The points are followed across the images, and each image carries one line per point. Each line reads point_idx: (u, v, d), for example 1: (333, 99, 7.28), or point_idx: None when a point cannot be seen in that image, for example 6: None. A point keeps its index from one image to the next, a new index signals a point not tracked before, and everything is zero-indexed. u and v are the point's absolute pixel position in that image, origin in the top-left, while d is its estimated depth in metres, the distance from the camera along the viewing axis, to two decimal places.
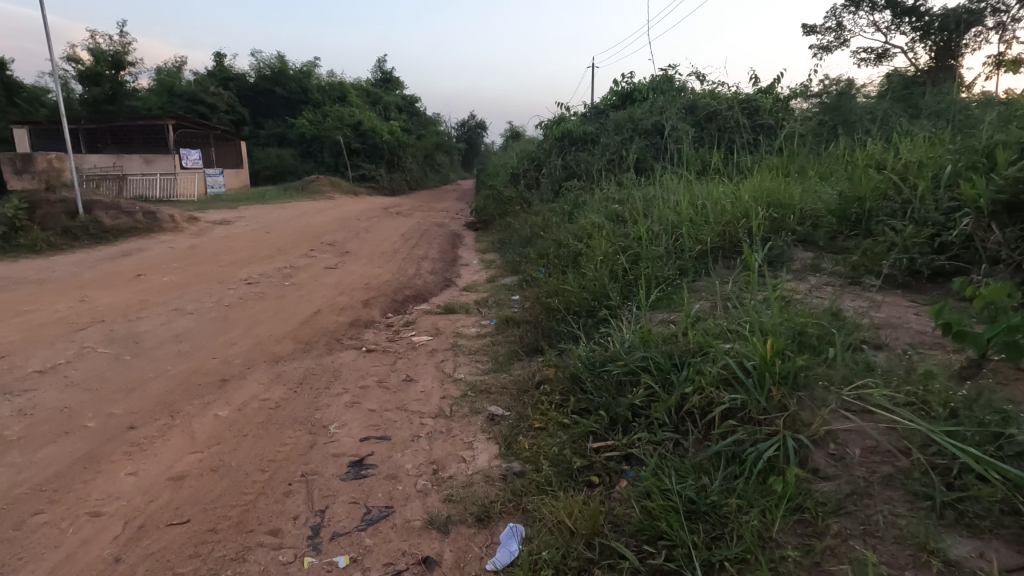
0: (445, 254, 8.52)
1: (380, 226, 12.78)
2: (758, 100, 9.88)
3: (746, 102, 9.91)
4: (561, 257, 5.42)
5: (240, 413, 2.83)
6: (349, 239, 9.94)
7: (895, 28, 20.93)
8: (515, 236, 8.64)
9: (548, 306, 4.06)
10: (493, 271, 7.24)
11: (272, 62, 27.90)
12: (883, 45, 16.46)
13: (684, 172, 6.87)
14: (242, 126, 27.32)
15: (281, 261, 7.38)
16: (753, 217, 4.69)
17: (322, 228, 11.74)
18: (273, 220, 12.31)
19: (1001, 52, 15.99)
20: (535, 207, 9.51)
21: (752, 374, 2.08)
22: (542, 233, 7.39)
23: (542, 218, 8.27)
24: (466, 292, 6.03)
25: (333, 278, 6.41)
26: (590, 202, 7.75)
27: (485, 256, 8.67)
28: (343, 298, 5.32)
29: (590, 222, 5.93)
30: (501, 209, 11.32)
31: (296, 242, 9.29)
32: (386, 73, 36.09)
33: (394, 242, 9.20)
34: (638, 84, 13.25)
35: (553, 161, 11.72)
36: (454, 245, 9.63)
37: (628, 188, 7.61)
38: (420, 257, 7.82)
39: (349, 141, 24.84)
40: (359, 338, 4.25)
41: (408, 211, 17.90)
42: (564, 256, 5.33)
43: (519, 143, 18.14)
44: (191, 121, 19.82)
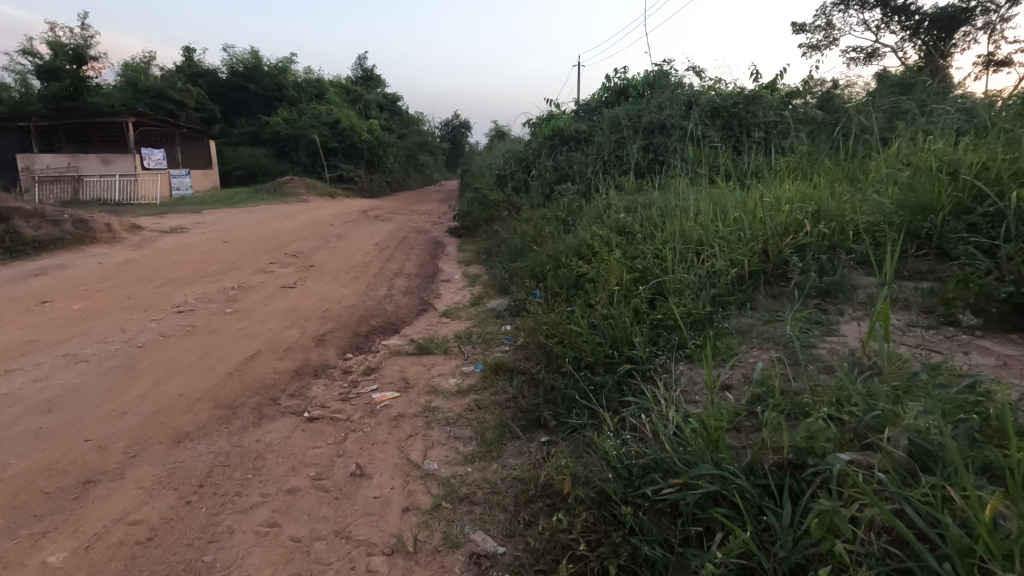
0: (425, 267, 7.51)
1: (355, 233, 11.75)
2: (765, 95, 9.05)
3: (752, 98, 9.09)
4: (559, 280, 4.48)
5: (84, 558, 1.85)
6: (317, 249, 8.87)
7: (885, 27, 20.36)
8: (503, 246, 7.69)
9: (550, 354, 3.12)
10: (478, 291, 6.25)
11: (244, 57, 26.55)
12: (872, 45, 16.11)
13: (698, 176, 5.98)
14: (213, 125, 25.98)
15: (230, 280, 6.32)
16: (799, 232, 3.79)
17: (289, 236, 10.64)
18: (235, 226, 11.17)
19: (993, 53, 15.48)
20: (524, 214, 8.55)
21: (946, 563, 1.24)
22: (536, 245, 6.45)
23: (534, 227, 7.33)
24: (445, 320, 5.03)
25: (287, 302, 5.37)
26: (589, 208, 6.84)
27: (469, 269, 7.70)
28: (292, 332, 4.30)
29: (594, 236, 4.99)
30: (486, 215, 10.32)
31: (254, 254, 8.25)
32: (365, 71, 34.84)
33: (366, 253, 8.18)
34: (632, 80, 12.42)
35: (543, 163, 10.78)
36: (435, 256, 8.64)
37: (631, 194, 6.70)
38: (394, 273, 6.81)
39: (326, 140, 23.67)
40: (303, 396, 3.24)
41: (387, 215, 16.85)
42: (564, 279, 4.39)
43: (503, 145, 17.25)
44: (154, 119, 18.51)
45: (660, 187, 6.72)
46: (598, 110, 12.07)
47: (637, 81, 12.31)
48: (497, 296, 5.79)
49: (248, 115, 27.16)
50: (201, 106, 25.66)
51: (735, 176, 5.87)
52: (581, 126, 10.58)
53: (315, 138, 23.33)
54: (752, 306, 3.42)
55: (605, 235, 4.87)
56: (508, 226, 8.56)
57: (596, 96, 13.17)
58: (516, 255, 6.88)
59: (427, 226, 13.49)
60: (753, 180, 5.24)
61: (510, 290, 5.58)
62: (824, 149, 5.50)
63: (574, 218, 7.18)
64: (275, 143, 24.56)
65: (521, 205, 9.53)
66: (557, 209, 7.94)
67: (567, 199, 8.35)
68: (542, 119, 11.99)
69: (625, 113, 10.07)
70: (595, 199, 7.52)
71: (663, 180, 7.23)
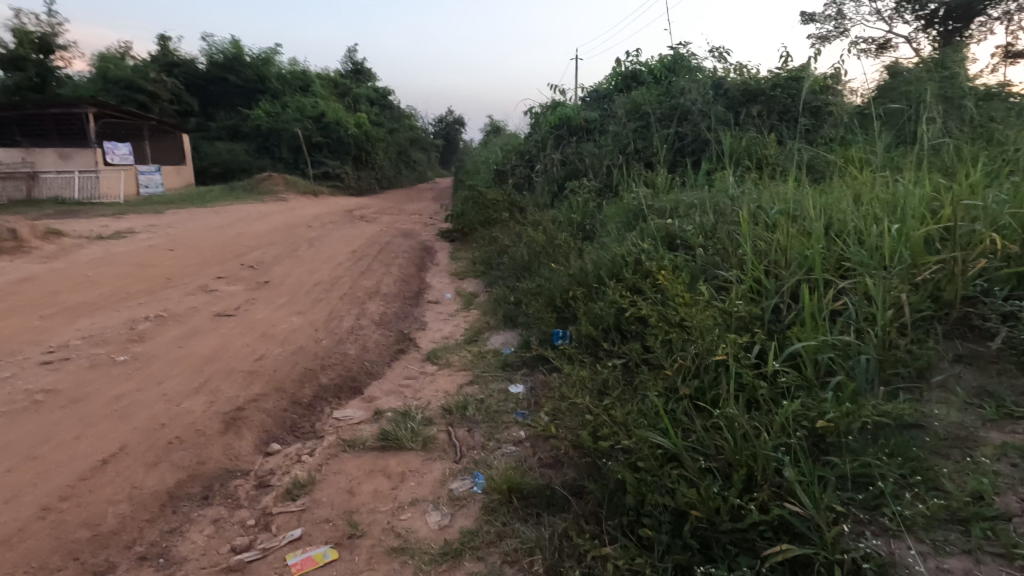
0: (408, 284, 6.04)
1: (332, 236, 10.31)
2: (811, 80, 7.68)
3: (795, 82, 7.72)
4: (597, 324, 3.11)
5: None
6: (281, 259, 7.42)
7: (900, 16, 19.14)
8: (505, 257, 6.28)
9: (621, 495, 1.76)
10: (475, 320, 4.79)
11: (224, 47, 24.92)
12: (893, 33, 14.92)
13: (764, 183, 4.65)
14: (190, 117, 24.35)
15: (151, 305, 4.84)
16: (989, 244, 2.34)
17: (254, 241, 9.15)
18: (192, 230, 9.64)
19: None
20: (529, 215, 7.14)
21: None
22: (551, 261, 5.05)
23: (545, 232, 5.93)
24: (429, 373, 3.57)
25: (210, 341, 3.90)
26: (617, 212, 5.43)
27: (464, 284, 6.30)
28: (192, 402, 2.84)
29: (637, 254, 3.60)
30: (483, 217, 8.86)
31: (201, 266, 6.80)
32: (355, 64, 33.24)
33: (338, 264, 6.72)
34: (647, 64, 11.01)
35: (548, 156, 9.35)
36: (422, 267, 7.18)
37: (671, 195, 5.30)
38: (367, 293, 5.34)
39: (310, 135, 22.15)
40: (163, 562, 1.82)
41: (374, 214, 15.45)
42: (607, 326, 3.04)
43: (500, 139, 15.82)
44: (118, 110, 16.89)
45: (705, 189, 5.34)
46: (609, 98, 10.66)
47: (652, 66, 10.91)
48: (501, 329, 4.35)
49: (228, 108, 25.53)
50: (177, 98, 24.01)
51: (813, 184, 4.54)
52: (593, 114, 9.17)
53: (298, 132, 21.78)
54: (946, 380, 2.03)
55: (657, 252, 3.48)
56: (511, 229, 7.15)
57: (604, 83, 11.74)
58: (524, 270, 5.45)
59: (416, 228, 11.99)
60: (850, 177, 3.85)
61: (520, 322, 4.15)
62: (937, 130, 4.13)
63: (599, 223, 5.78)
64: (255, 139, 22.97)
65: (525, 206, 8.09)
66: (571, 212, 6.53)
67: (582, 198, 6.94)
68: (545, 107, 10.56)
69: (644, 100, 8.69)
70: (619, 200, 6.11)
71: (707, 182, 5.85)
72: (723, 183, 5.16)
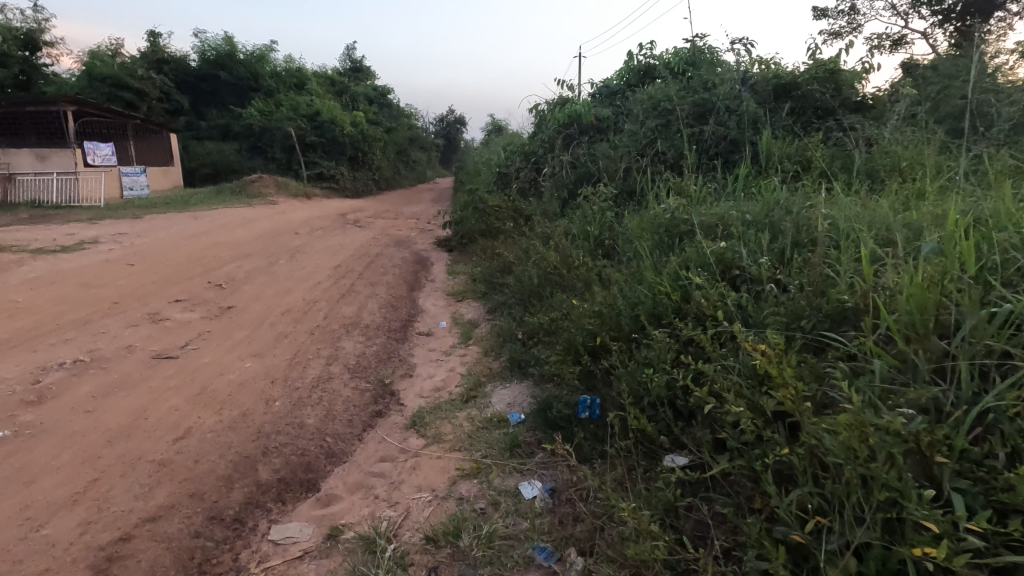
0: (396, 309, 5.15)
1: (319, 245, 9.43)
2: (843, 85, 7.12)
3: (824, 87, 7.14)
4: (657, 409, 2.29)
5: None
6: (254, 276, 6.54)
7: (917, 12, 18.38)
8: (510, 276, 5.42)
9: None
10: (474, 362, 3.91)
11: (215, 43, 24.06)
12: (918, 27, 14.12)
13: (831, 202, 3.82)
14: (180, 116, 23.47)
15: (77, 344, 3.97)
16: None
17: (230, 252, 8.28)
18: (163, 239, 8.75)
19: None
20: (537, 227, 6.28)
21: None
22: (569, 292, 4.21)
23: (559, 248, 5.08)
24: (412, 452, 2.69)
25: (129, 401, 3.02)
26: (645, 227, 4.59)
27: (461, 309, 5.43)
28: (58, 525, 1.99)
29: (694, 301, 2.76)
30: (484, 225, 7.98)
31: (160, 286, 5.92)
32: (354, 62, 32.44)
33: (316, 284, 5.82)
34: (661, 58, 10.17)
35: (557, 158, 8.47)
36: (415, 286, 6.29)
37: (711, 208, 4.44)
38: (344, 325, 4.46)
39: (304, 134, 21.29)
40: None
41: (368, 218, 14.60)
42: (670, 416, 2.22)
43: (501, 139, 14.98)
44: (99, 108, 15.97)
45: (751, 201, 4.48)
46: (621, 95, 9.81)
47: (667, 59, 10.02)
48: (508, 379, 3.47)
49: (220, 106, 24.66)
50: (166, 96, 23.14)
51: (892, 201, 3.71)
52: (606, 111, 8.29)
53: (291, 132, 20.91)
54: None
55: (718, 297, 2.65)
56: (517, 241, 6.29)
57: (615, 78, 10.86)
58: (533, 296, 4.59)
59: (411, 235, 11.12)
60: (957, 199, 3.02)
61: (532, 373, 3.28)
62: None
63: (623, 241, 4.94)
64: (248, 138, 22.09)
65: (532, 214, 7.20)
66: (585, 224, 5.69)
67: (599, 205, 6.09)
68: (552, 104, 9.68)
69: (664, 96, 7.82)
70: (643, 212, 5.26)
71: (750, 194, 4.99)
72: (774, 197, 4.32)
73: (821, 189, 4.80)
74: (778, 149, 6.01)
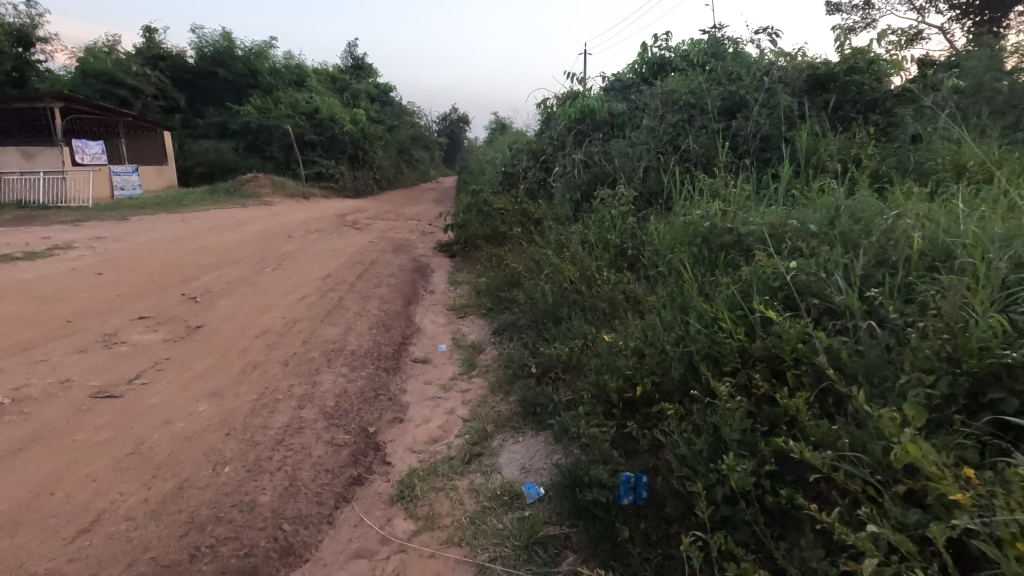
0: (388, 329, 4.50)
1: (312, 249, 8.80)
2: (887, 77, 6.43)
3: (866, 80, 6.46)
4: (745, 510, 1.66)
5: None
6: (234, 287, 5.90)
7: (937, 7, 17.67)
8: (519, 290, 4.79)
9: None
10: (478, 401, 3.25)
11: (213, 39, 23.45)
12: (944, 22, 13.43)
13: (907, 209, 3.18)
14: (176, 114, 22.88)
15: (5, 377, 3.33)
16: None
17: (214, 258, 7.64)
18: (143, 244, 8.13)
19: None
20: (548, 234, 5.64)
21: None
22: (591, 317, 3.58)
23: (575, 261, 4.44)
24: (396, 544, 2.06)
25: (42, 463, 2.40)
26: (678, 240, 3.98)
27: (463, 328, 4.79)
28: None
29: (771, 345, 2.15)
30: (489, 229, 7.33)
31: (125, 300, 5.28)
32: (356, 60, 31.85)
33: (300, 298, 5.18)
34: (678, 50, 9.51)
35: (568, 156, 7.81)
36: (411, 300, 5.64)
37: (756, 215, 3.80)
38: (326, 351, 3.81)
39: (303, 132, 20.68)
40: None
41: (368, 220, 13.97)
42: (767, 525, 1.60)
43: (507, 137, 14.35)
44: (88, 105, 15.35)
45: (804, 207, 3.84)
46: (636, 89, 9.16)
47: (685, 51, 9.35)
48: (520, 428, 2.82)
49: (218, 104, 24.05)
50: (162, 93, 22.53)
51: (984, 210, 3.07)
52: (621, 105, 7.64)
53: (289, 130, 20.28)
54: None
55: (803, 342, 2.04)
56: (527, 249, 5.66)
57: (628, 71, 10.19)
58: (546, 316, 3.94)
59: (411, 239, 10.48)
60: None
61: (550, 423, 2.64)
62: None
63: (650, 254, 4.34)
64: (245, 137, 21.47)
65: (542, 217, 6.54)
66: (602, 232, 5.05)
67: (618, 210, 5.44)
68: (561, 99, 9.03)
69: (684, 91, 7.23)
70: (670, 219, 4.62)
71: (796, 199, 4.35)
72: (831, 203, 3.69)
73: (879, 194, 4.16)
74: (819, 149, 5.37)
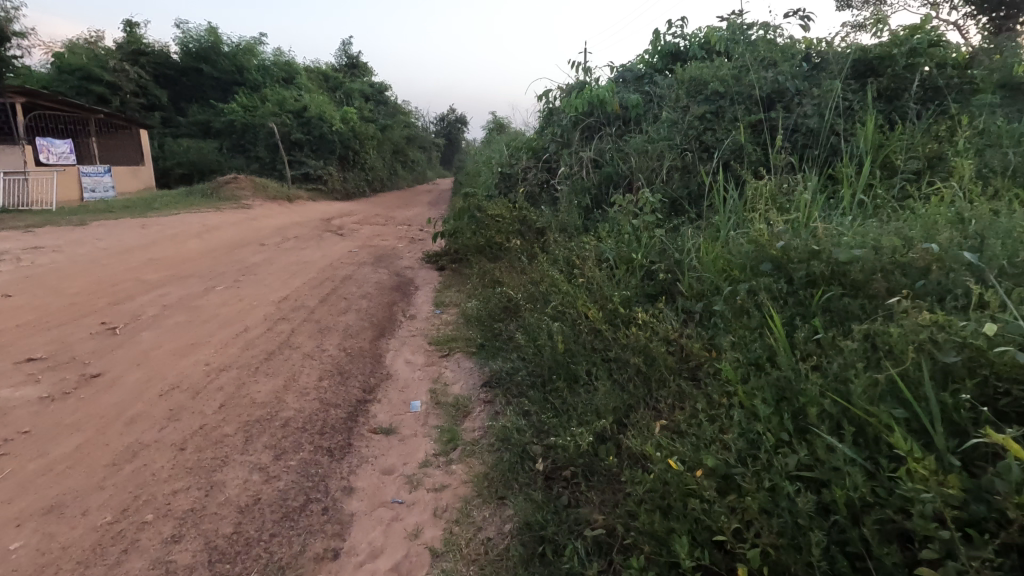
0: (345, 377, 3.44)
1: (282, 261, 7.71)
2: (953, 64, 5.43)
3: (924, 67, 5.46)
4: None
5: None
6: (169, 313, 4.82)
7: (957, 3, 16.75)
8: (518, 324, 3.74)
9: None
10: (456, 513, 2.20)
11: (198, 34, 22.34)
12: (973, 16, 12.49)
13: None
14: (157, 112, 21.77)
15: None
16: None
17: (162, 273, 6.56)
18: (82, 255, 7.03)
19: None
20: (553, 250, 4.61)
21: None
22: (624, 383, 2.57)
23: (594, 292, 3.41)
24: None
25: None
26: (734, 267, 2.96)
27: (445, 373, 3.73)
28: None
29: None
30: (483, 240, 6.28)
31: (21, 333, 4.20)
32: (350, 58, 30.79)
33: (241, 331, 4.11)
34: (696, 37, 8.49)
35: (575, 154, 6.75)
36: (384, 330, 4.56)
37: (845, 231, 2.77)
38: (248, 420, 2.73)
39: (290, 131, 19.63)
40: None
41: (354, 225, 12.90)
42: None
43: (505, 136, 13.31)
44: (54, 100, 14.26)
45: (907, 221, 2.79)
46: (650, 80, 8.13)
47: (704, 38, 8.31)
48: None
49: (202, 102, 22.95)
50: (143, 89, 21.39)
51: None
52: (637, 96, 6.58)
53: (275, 128, 19.19)
54: None
55: None
56: (529, 267, 4.62)
57: (639, 62, 9.13)
58: (554, 370, 2.90)
59: (398, 247, 9.41)
60: None
61: None
62: None
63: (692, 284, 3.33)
64: (229, 136, 20.36)
65: (545, 226, 5.49)
66: (624, 249, 4.02)
67: (641, 219, 4.40)
68: (565, 91, 7.97)
69: (712, 80, 6.22)
70: (712, 236, 3.60)
71: (883, 211, 3.30)
72: (951, 215, 2.65)
73: (995, 201, 3.12)
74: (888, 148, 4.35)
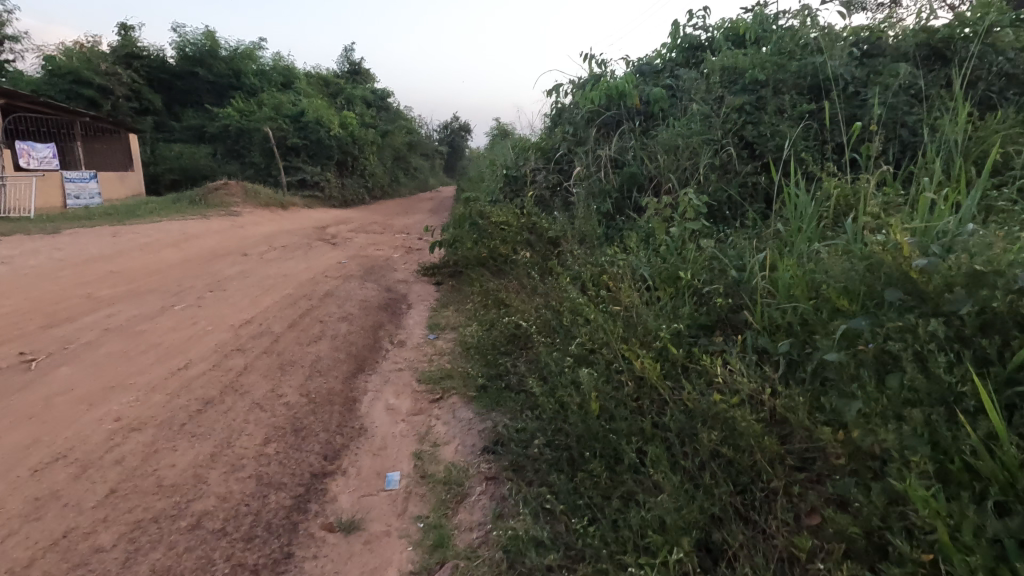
0: (301, 435, 2.60)
1: (261, 274, 6.91)
2: None
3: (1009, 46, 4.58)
4: None
5: None
6: (105, 339, 4.01)
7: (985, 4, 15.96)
8: (532, 363, 2.91)
9: None
10: None
11: (194, 38, 21.71)
12: None
13: None
14: (150, 116, 21.11)
15: None
16: None
17: (119, 288, 5.76)
18: (33, 267, 6.25)
19: None
20: (571, 265, 3.79)
21: None
22: (698, 473, 1.77)
23: (634, 324, 2.57)
24: None
25: None
26: (835, 292, 2.12)
27: (435, 425, 2.88)
28: None
29: None
30: (486, 251, 5.46)
31: None
32: (352, 65, 30.24)
33: (180, 365, 3.27)
34: (721, 27, 7.67)
35: (591, 153, 5.90)
36: (361, 363, 3.70)
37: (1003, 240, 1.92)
38: (140, 521, 1.92)
39: (286, 136, 18.91)
40: None
41: (350, 234, 12.10)
42: None
43: (510, 140, 12.51)
44: (34, 102, 13.55)
45: None
46: (671, 73, 7.32)
47: (731, 27, 7.49)
48: None
49: (198, 106, 22.30)
50: (135, 94, 20.72)
51: None
52: (660, 88, 5.77)
53: (270, 133, 18.46)
54: None
55: None
56: (544, 285, 3.78)
57: (657, 55, 8.31)
58: (587, 441, 2.06)
59: (393, 258, 8.59)
60: None
61: None
62: None
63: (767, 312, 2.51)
64: (223, 141, 19.63)
65: (558, 235, 4.62)
66: (665, 264, 3.18)
67: (681, 225, 3.56)
68: (577, 86, 7.17)
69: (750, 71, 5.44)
70: (783, 253, 2.78)
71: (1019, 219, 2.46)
72: None
73: None
74: (985, 140, 3.51)
